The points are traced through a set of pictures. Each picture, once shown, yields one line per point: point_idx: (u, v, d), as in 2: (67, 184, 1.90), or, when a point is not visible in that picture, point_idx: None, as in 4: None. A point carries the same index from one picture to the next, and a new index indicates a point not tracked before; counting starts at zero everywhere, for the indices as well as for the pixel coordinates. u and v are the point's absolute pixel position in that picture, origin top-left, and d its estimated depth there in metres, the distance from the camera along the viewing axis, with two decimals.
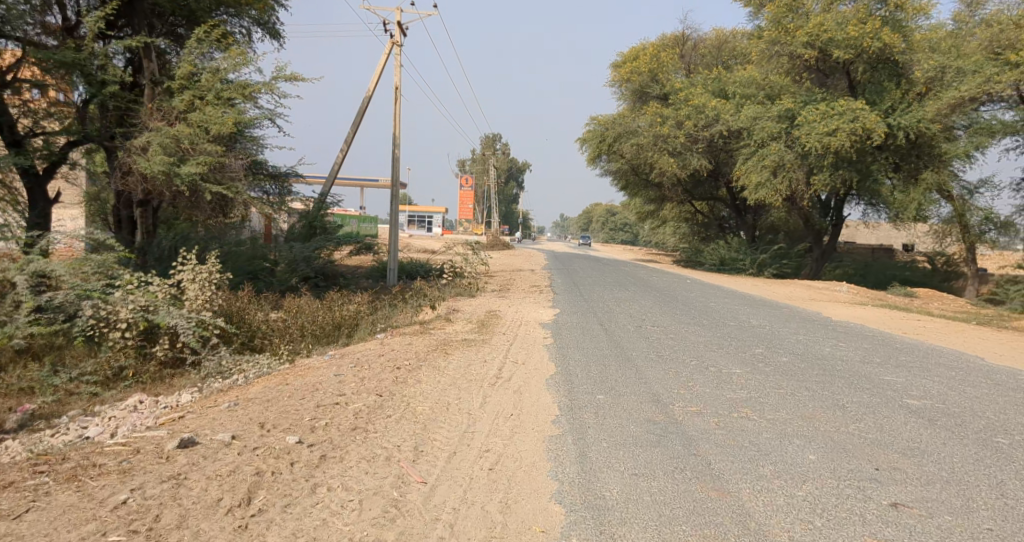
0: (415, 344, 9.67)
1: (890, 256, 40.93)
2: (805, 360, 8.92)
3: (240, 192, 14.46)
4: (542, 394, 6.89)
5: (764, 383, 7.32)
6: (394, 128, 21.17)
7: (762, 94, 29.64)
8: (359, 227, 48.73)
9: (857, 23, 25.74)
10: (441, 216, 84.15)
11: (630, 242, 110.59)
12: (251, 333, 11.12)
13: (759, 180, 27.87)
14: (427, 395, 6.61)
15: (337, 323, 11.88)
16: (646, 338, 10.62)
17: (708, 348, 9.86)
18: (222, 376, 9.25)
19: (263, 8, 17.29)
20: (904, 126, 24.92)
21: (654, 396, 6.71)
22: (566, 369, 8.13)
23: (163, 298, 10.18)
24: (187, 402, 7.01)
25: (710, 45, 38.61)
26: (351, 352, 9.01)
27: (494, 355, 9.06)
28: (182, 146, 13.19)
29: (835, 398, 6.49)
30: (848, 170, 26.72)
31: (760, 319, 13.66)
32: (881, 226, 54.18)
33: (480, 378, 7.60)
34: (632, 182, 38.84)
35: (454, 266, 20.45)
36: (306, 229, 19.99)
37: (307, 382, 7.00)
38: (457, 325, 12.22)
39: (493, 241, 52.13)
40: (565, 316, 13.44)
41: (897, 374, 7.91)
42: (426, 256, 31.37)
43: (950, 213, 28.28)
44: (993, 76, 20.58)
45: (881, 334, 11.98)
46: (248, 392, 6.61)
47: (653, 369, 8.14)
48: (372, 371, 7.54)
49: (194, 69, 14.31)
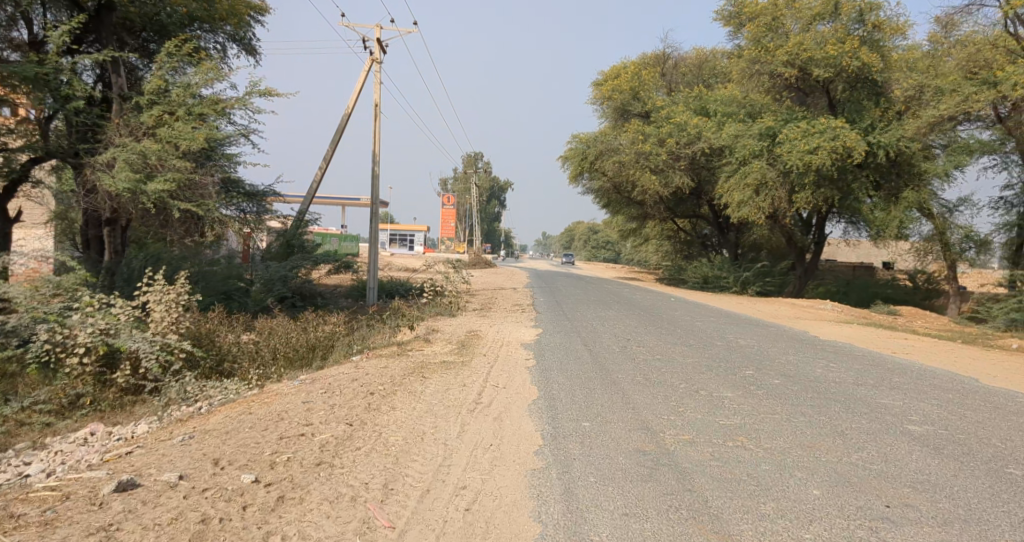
0: (392, 368, 9.27)
1: (870, 273, 41.27)
2: (797, 382, 8.68)
3: (211, 210, 14.00)
4: (524, 422, 6.52)
5: (755, 408, 7.04)
6: (374, 145, 20.86)
7: (744, 112, 30.38)
8: (339, 247, 48.30)
9: (835, 42, 26.08)
10: (423, 234, 83.72)
11: (613, 260, 111.37)
12: (221, 358, 10.59)
13: (742, 198, 27.95)
14: (401, 424, 6.21)
15: (311, 345, 11.41)
16: (631, 360, 10.29)
17: (697, 370, 9.57)
18: (185, 404, 8.76)
19: (238, 22, 17.07)
20: (884, 144, 25.20)
21: (643, 424, 6.37)
22: (549, 393, 7.77)
23: (125, 321, 9.67)
24: (143, 434, 6.54)
25: (690, 64, 38.97)
26: (325, 376, 8.59)
27: (473, 379, 8.67)
28: (150, 162, 12.74)
29: (834, 425, 6.27)
30: (829, 188, 26.99)
31: (747, 339, 13.42)
32: (860, 244, 54.73)
33: (459, 404, 7.20)
34: (614, 200, 38.89)
35: (436, 286, 20.06)
36: (283, 249, 19.48)
37: (272, 410, 6.56)
38: (437, 346, 11.81)
39: (475, 259, 51.85)
40: (549, 336, 13.09)
41: (893, 398, 7.71)
42: (408, 275, 30.94)
43: (930, 231, 28.49)
44: (972, 95, 20.80)
45: (871, 354, 11.82)
46: (207, 423, 6.15)
47: (639, 394, 7.80)
48: (343, 397, 7.10)
49: (164, 84, 13.91)
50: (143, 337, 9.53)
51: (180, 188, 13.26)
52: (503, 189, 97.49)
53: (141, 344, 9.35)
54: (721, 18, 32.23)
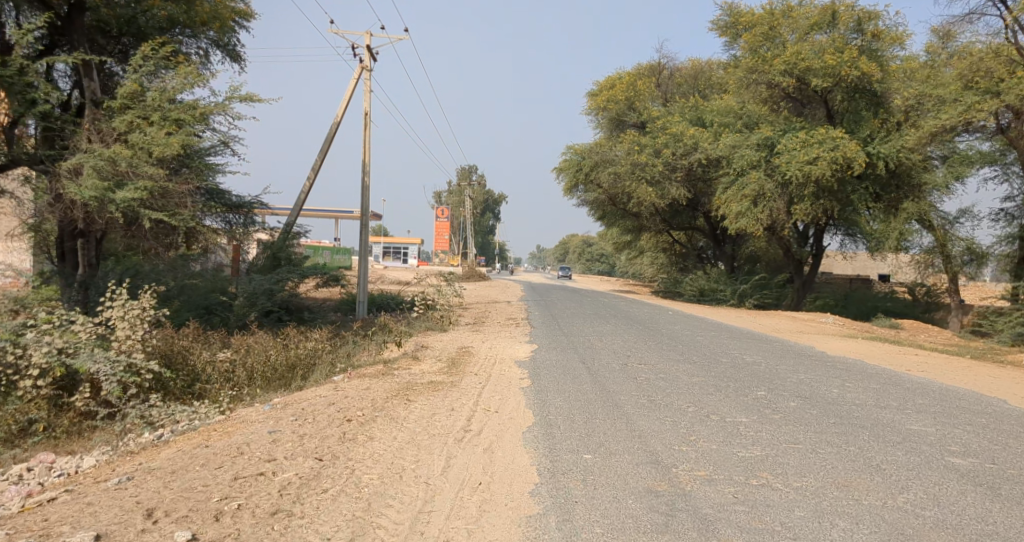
0: (374, 389, 8.52)
1: (868, 286, 40.81)
2: (817, 405, 7.99)
3: (186, 220, 13.26)
4: (518, 453, 5.80)
5: (775, 436, 6.34)
6: (364, 154, 20.19)
7: (741, 122, 29.90)
8: (332, 260, 47.67)
9: (833, 52, 25.69)
10: (417, 247, 82.88)
11: (607, 273, 111.46)
12: (193, 377, 9.80)
13: (739, 209, 27.39)
14: (378, 459, 5.45)
15: (291, 365, 10.60)
16: (633, 380, 9.55)
17: (704, 391, 8.86)
18: (145, 430, 7.97)
19: (221, 26, 16.24)
20: (884, 155, 24.67)
21: (652, 457, 5.65)
22: (546, 419, 7.03)
23: (87, 339, 8.86)
24: (86, 472, 5.77)
25: (686, 75, 38.61)
26: (299, 400, 7.83)
27: (463, 402, 7.90)
28: (120, 169, 12.02)
29: (866, 457, 5.60)
30: (829, 199, 26.49)
31: (754, 355, 12.72)
32: (857, 256, 54.32)
33: (444, 433, 6.44)
34: (610, 211, 38.35)
35: (427, 299, 19.31)
36: (269, 261, 18.45)
37: (233, 441, 5.81)
38: (425, 364, 11.01)
39: (469, 271, 51.13)
40: (545, 353, 12.31)
41: (924, 423, 7.04)
42: (399, 288, 30.17)
43: (931, 243, 27.98)
44: (975, 104, 20.25)
45: (885, 371, 11.16)
46: (156, 457, 5.40)
47: (645, 419, 7.06)
48: (316, 427, 6.33)
49: (139, 88, 13.21)
50: (105, 356, 8.72)
51: (153, 196, 12.52)
52: (497, 201, 97.06)
53: (101, 364, 8.52)
54: (717, 28, 31.86)
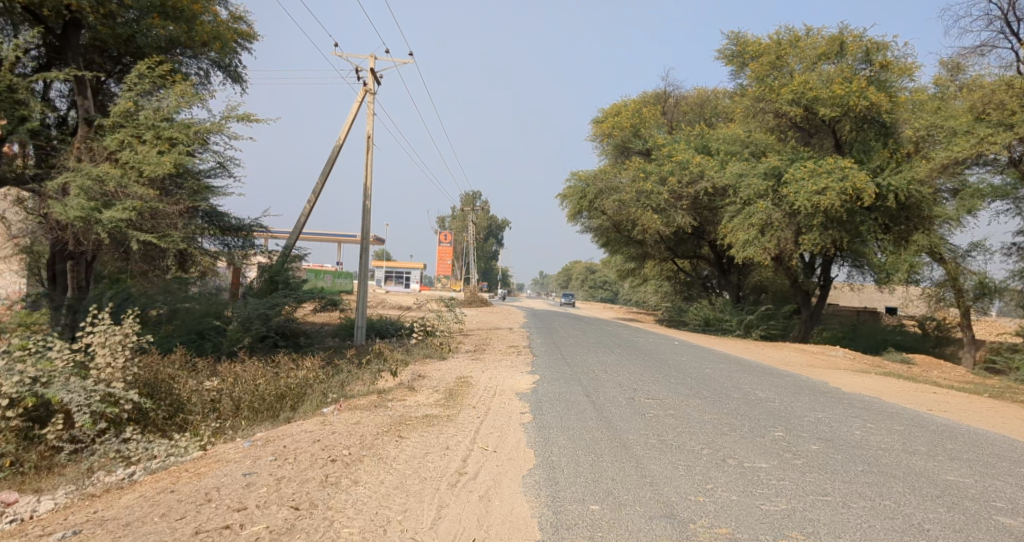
0: (365, 423, 7.96)
1: (875, 318, 40.12)
2: (841, 450, 7.41)
3: (176, 242, 12.84)
4: (516, 502, 5.25)
5: (801, 486, 5.77)
6: (365, 176, 19.86)
7: (747, 151, 29.58)
8: (333, 284, 47.33)
9: (841, 81, 25.42)
10: (418, 272, 82.43)
11: (610, 300, 111.02)
12: (176, 407, 9.27)
13: (746, 238, 26.91)
14: (362, 508, 4.90)
15: (280, 394, 10.07)
16: (641, 416, 8.96)
17: (718, 431, 8.28)
18: (117, 467, 7.43)
19: (222, 46, 16.00)
20: (895, 187, 24.20)
21: (665, 510, 5.09)
22: (548, 461, 6.48)
23: (63, 367, 8.37)
24: (40, 518, 5.24)
25: (691, 103, 38.51)
26: (282, 437, 7.27)
27: (459, 439, 7.34)
28: (108, 189, 11.68)
29: (906, 515, 5.04)
30: (838, 230, 25.96)
31: (767, 392, 12.09)
32: (864, 288, 53.65)
33: (437, 476, 5.87)
34: (613, 238, 37.94)
35: (426, 325, 18.76)
36: (267, 284, 17.92)
37: (202, 484, 5.27)
38: (421, 395, 10.44)
39: (471, 297, 50.56)
40: (547, 385, 11.71)
41: (961, 473, 6.47)
42: (399, 313, 29.60)
43: (942, 276, 27.44)
44: (987, 137, 19.87)
45: (906, 411, 10.57)
46: (114, 505, 4.89)
47: (657, 463, 6.49)
48: (296, 468, 5.78)
49: (134, 105, 12.87)
50: (81, 386, 8.19)
51: (142, 217, 12.14)
52: (500, 227, 96.90)
53: (75, 394, 7.98)
54: (723, 57, 31.78)
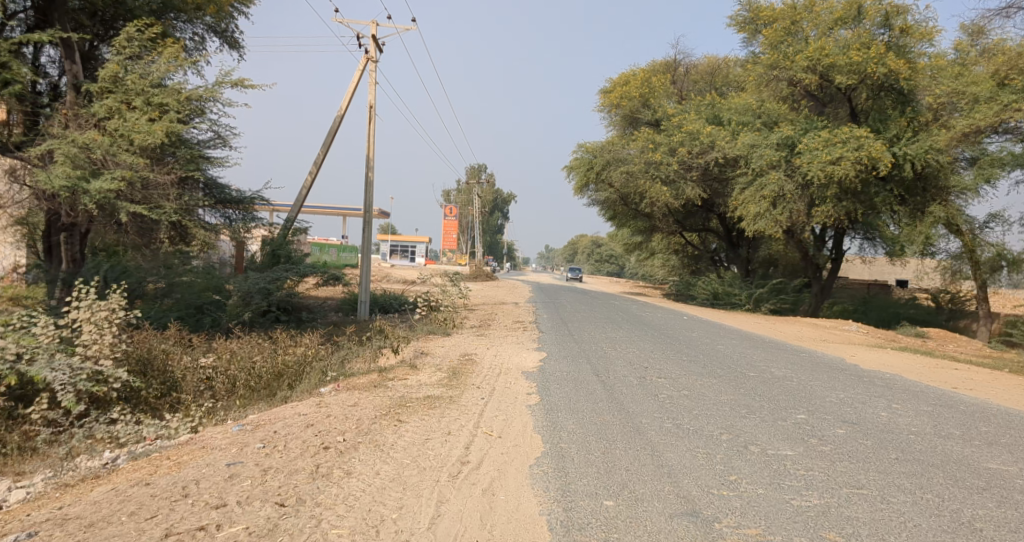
0: (363, 406, 7.53)
1: (886, 291, 39.48)
2: (869, 435, 6.95)
3: (168, 213, 12.32)
4: (520, 497, 4.81)
5: (833, 478, 5.32)
6: (367, 146, 19.27)
7: (760, 121, 28.66)
8: (337, 258, 47.07)
9: (859, 48, 24.44)
10: (424, 246, 81.95)
11: (616, 274, 110.53)
12: (169, 384, 8.88)
13: (757, 211, 26.19)
14: (354, 504, 4.46)
15: (278, 373, 9.63)
16: (653, 397, 8.52)
17: (736, 413, 7.81)
18: (103, 451, 7.01)
19: (217, 12, 15.36)
20: (911, 156, 23.40)
21: (687, 506, 4.67)
22: (557, 449, 6.02)
23: (47, 344, 7.89)
24: (9, 510, 4.83)
25: (702, 72, 37.51)
26: (273, 421, 6.83)
27: (461, 424, 6.91)
28: (96, 158, 11.20)
29: (955, 514, 4.59)
30: (851, 202, 25.18)
31: (783, 369, 11.61)
32: (875, 261, 52.95)
33: (438, 466, 5.43)
34: (621, 211, 37.25)
35: (431, 299, 18.28)
36: (268, 258, 17.44)
37: (184, 476, 4.83)
38: (424, 374, 10.02)
39: (477, 271, 50.07)
40: (554, 363, 11.27)
41: (1003, 461, 6.01)
42: (403, 287, 29.22)
43: (958, 248, 26.94)
44: (1010, 103, 19.01)
45: (932, 390, 10.06)
46: (82, 499, 4.47)
47: (674, 451, 6.02)
48: (285, 458, 5.34)
49: (122, 70, 12.26)
50: (66, 364, 7.75)
51: (131, 187, 11.64)
52: (506, 201, 96.14)
53: (59, 373, 7.55)
54: (735, 24, 30.70)
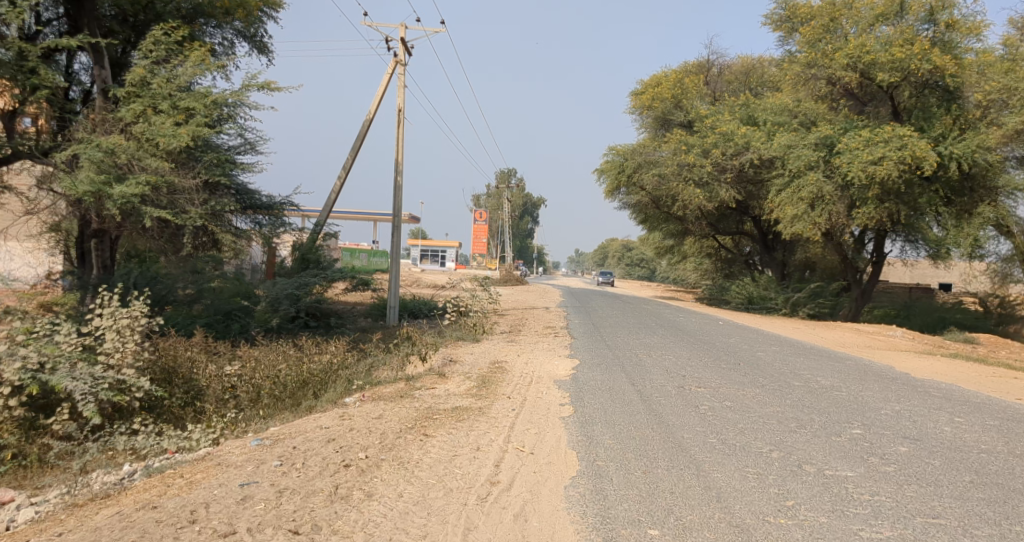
0: (387, 418, 7.19)
1: (929, 295, 38.03)
2: (935, 453, 6.34)
3: (192, 218, 12.19)
4: (555, 526, 4.36)
5: (904, 505, 4.77)
6: (396, 150, 19.05)
7: (797, 120, 27.70)
8: (367, 263, 47.26)
9: (902, 43, 23.39)
10: (454, 251, 81.87)
11: (647, 277, 109.04)
12: (193, 393, 8.67)
13: (795, 213, 25.26)
14: (373, 532, 4.09)
15: (303, 381, 9.30)
16: (694, 409, 7.99)
17: (785, 428, 7.24)
18: (119, 465, 6.77)
19: (246, 16, 15.29)
20: (957, 155, 22.12)
21: (742, 537, 4.19)
22: (594, 468, 5.56)
23: (69, 352, 7.67)
24: (13, 533, 4.58)
25: (736, 72, 36.68)
26: (292, 435, 6.51)
27: (491, 438, 6.50)
28: (121, 162, 11.15)
29: None
30: (894, 203, 23.99)
31: (829, 379, 10.94)
32: (917, 264, 51.20)
33: (465, 487, 5.03)
34: (652, 214, 36.53)
35: (460, 303, 17.93)
36: (297, 264, 17.29)
37: (191, 499, 4.53)
38: (452, 383, 9.65)
39: (506, 275, 49.75)
40: (586, 371, 10.81)
41: None
42: (433, 292, 28.96)
43: (1009, 250, 25.92)
44: None
45: (995, 402, 9.33)
46: (83, 526, 4.21)
47: (721, 471, 5.52)
48: (302, 477, 5.00)
49: (148, 74, 12.23)
50: (88, 373, 7.54)
51: (156, 191, 11.54)
52: (536, 206, 95.66)
53: (80, 382, 7.34)
54: (771, 22, 29.84)
